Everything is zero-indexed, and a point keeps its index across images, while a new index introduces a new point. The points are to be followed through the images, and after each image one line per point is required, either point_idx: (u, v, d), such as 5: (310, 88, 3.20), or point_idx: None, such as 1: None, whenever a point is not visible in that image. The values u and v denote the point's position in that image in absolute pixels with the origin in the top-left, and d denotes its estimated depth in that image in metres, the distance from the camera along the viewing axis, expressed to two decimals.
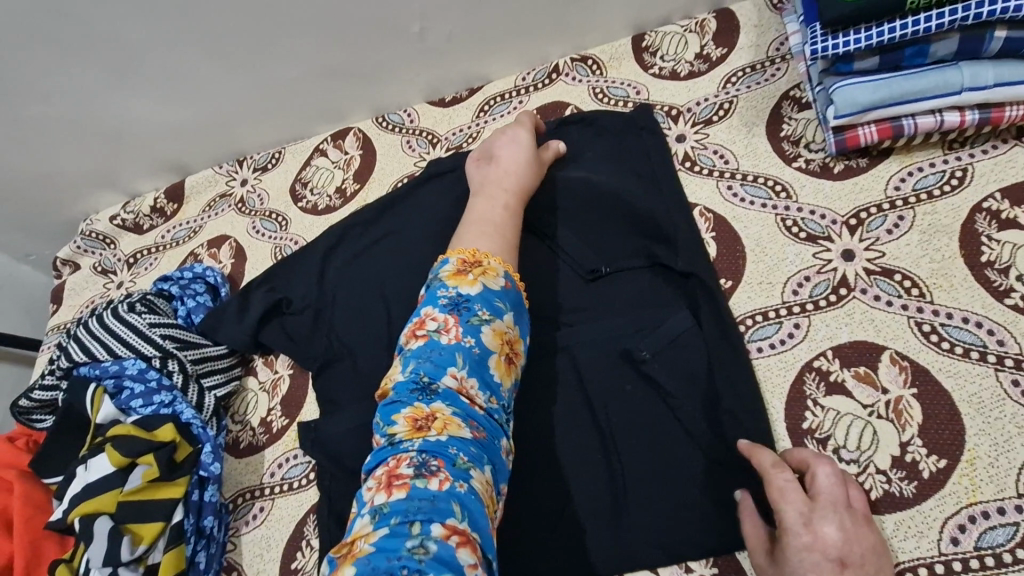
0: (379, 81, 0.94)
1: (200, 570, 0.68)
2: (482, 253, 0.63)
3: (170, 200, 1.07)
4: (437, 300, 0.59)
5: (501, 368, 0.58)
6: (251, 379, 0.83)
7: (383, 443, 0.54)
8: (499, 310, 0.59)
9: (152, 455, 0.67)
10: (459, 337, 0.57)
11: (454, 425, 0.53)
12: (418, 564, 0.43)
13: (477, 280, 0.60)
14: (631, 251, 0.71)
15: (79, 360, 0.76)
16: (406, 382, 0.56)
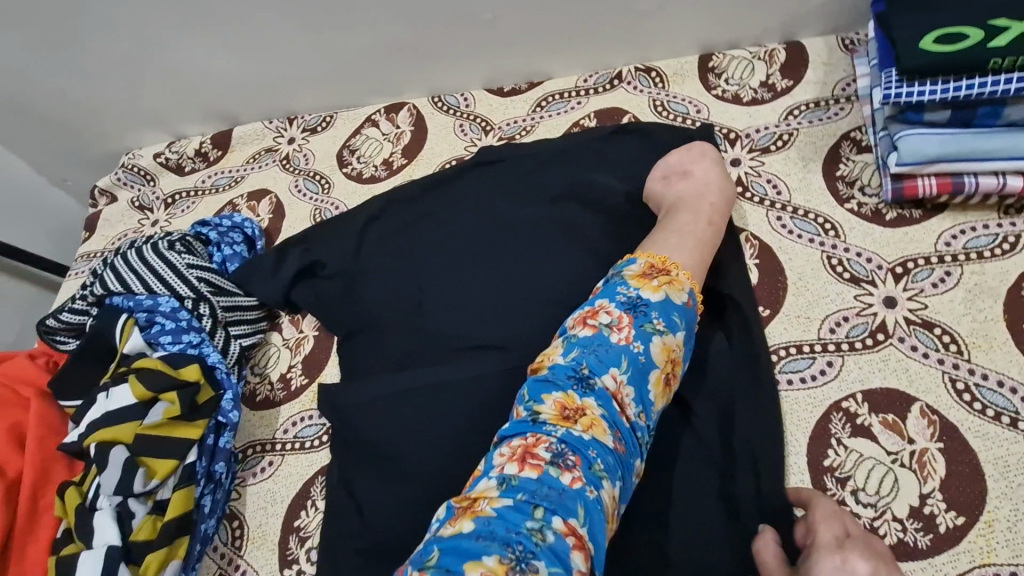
0: (441, 61, 0.94)
1: (205, 512, 0.67)
2: (672, 263, 0.61)
3: (214, 146, 1.06)
4: (615, 295, 0.60)
5: (659, 386, 0.57)
6: (275, 334, 0.83)
7: (526, 416, 0.55)
8: (675, 325, 0.58)
9: (176, 393, 0.68)
10: (629, 340, 0.56)
11: (600, 430, 0.53)
12: (534, 547, 0.47)
13: (661, 289, 0.59)
14: None
15: (114, 289, 0.77)
16: (566, 367, 0.56)
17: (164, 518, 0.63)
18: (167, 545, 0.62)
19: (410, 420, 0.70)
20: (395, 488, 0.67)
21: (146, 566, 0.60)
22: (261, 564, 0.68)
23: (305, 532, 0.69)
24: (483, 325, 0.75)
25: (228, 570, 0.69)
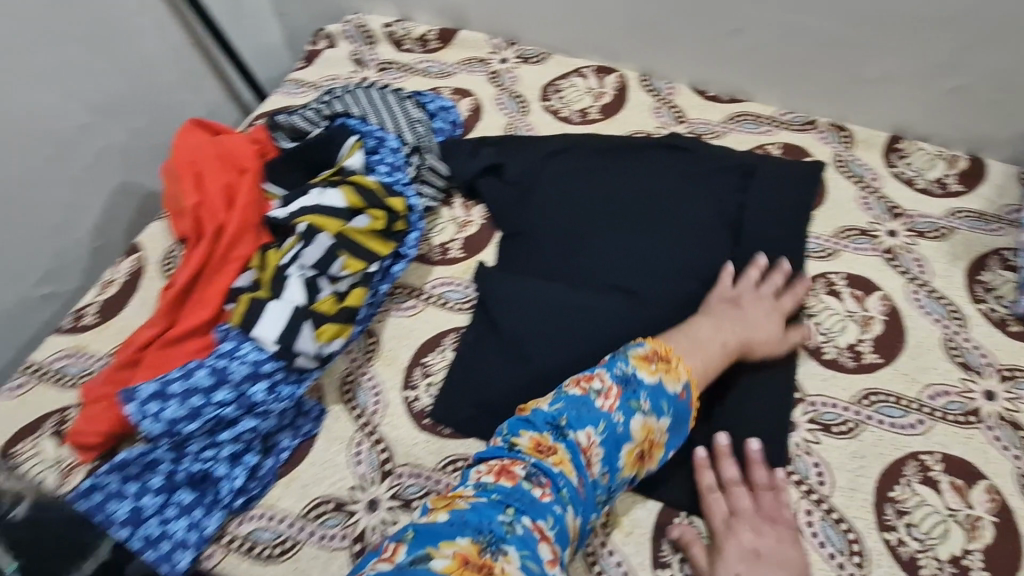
0: (667, 47, 1.05)
1: (361, 318, 0.76)
2: (673, 355, 0.69)
3: (437, 38, 1.16)
4: (614, 367, 0.68)
5: (630, 457, 0.64)
6: (446, 210, 0.93)
7: (504, 444, 0.64)
8: (658, 409, 0.66)
9: (383, 213, 0.78)
10: (612, 408, 0.65)
11: (568, 468, 0.62)
12: (503, 536, 0.56)
13: (656, 374, 0.67)
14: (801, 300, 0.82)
15: (351, 112, 0.87)
16: (548, 414, 0.65)
17: (342, 303, 0.73)
18: (341, 324, 0.71)
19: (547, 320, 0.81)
20: (520, 371, 0.77)
21: (323, 331, 0.70)
22: (385, 379, 0.78)
23: (430, 369, 0.79)
24: (630, 273, 0.85)
25: (356, 373, 0.79)
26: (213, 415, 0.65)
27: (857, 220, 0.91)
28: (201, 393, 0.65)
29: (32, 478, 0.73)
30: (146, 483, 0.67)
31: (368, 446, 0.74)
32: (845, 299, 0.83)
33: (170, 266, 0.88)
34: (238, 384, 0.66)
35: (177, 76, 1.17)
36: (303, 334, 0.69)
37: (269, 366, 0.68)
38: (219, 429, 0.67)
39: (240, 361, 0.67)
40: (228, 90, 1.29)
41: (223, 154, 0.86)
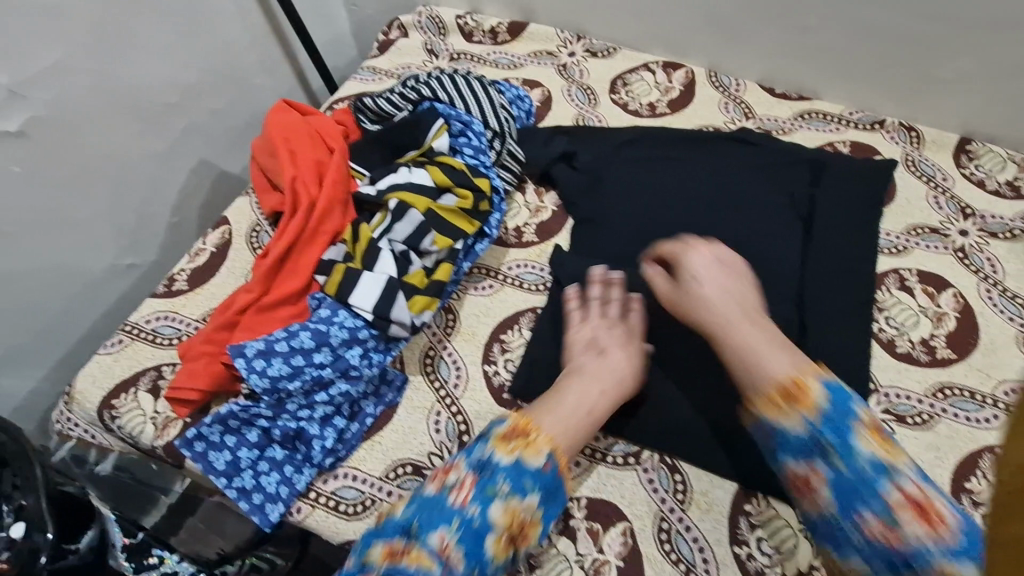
0: (738, 44, 1.06)
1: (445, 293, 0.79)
2: (535, 425, 0.66)
3: (507, 31, 1.19)
4: (471, 453, 0.65)
5: (499, 546, 0.61)
6: (520, 195, 0.96)
7: (356, 564, 0.60)
8: (522, 489, 0.62)
9: (470, 193, 0.81)
10: (466, 501, 0.61)
11: (426, 568, 0.58)
12: None
13: (514, 452, 0.64)
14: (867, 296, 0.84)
15: (437, 97, 0.90)
16: (399, 521, 0.61)
17: (431, 277, 0.76)
18: (430, 297, 0.74)
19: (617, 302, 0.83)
20: None
21: (414, 302, 0.73)
22: (465, 354, 0.80)
23: (508, 346, 0.81)
24: None
25: (437, 348, 0.81)
26: (312, 376, 0.69)
27: (928, 218, 0.92)
28: (303, 353, 0.69)
29: (130, 430, 0.76)
30: (243, 436, 0.70)
31: (447, 417, 0.76)
32: (917, 294, 0.84)
33: (257, 240, 0.91)
34: (335, 347, 0.70)
35: (254, 61, 1.21)
36: (398, 304, 0.72)
37: (364, 333, 0.71)
38: (314, 390, 0.71)
39: (338, 326, 0.71)
40: (298, 76, 1.33)
41: (313, 133, 0.89)
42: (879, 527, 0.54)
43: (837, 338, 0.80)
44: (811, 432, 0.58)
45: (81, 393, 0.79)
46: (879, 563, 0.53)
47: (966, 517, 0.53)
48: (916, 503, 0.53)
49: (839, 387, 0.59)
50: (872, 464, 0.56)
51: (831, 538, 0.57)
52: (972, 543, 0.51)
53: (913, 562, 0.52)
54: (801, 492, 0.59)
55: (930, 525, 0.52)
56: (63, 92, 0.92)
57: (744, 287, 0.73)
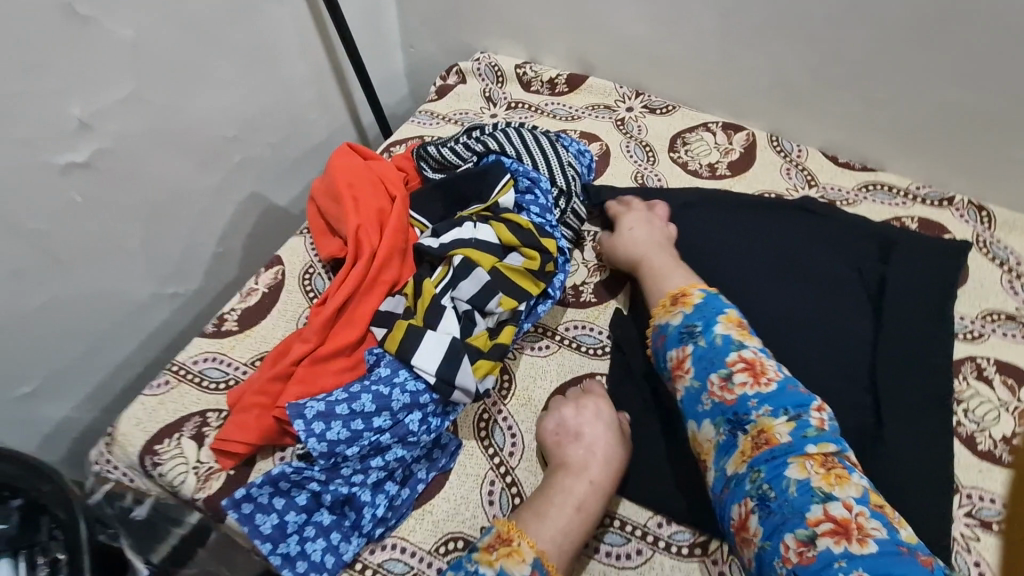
0: (803, 111, 1.05)
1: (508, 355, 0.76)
2: (517, 532, 0.63)
3: (566, 83, 1.19)
4: (455, 570, 0.61)
5: None
6: (578, 252, 0.93)
7: None
8: None
9: (536, 253, 0.79)
10: None
11: None
12: None
13: (498, 562, 0.60)
14: (946, 383, 0.80)
15: (504, 151, 0.89)
16: None
17: (495, 339, 0.73)
18: (494, 361, 0.72)
19: None
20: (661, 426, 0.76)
21: (479, 367, 0.70)
22: (522, 419, 0.77)
23: None
24: (768, 335, 0.83)
25: (491, 411, 0.78)
26: (371, 441, 0.66)
27: (1003, 304, 0.89)
28: (363, 417, 0.66)
29: (172, 479, 0.73)
30: (291, 499, 0.67)
31: (501, 487, 0.72)
32: (997, 387, 0.81)
33: (310, 284, 0.89)
34: (396, 411, 0.67)
35: (311, 97, 1.22)
36: (464, 369, 0.69)
37: (425, 397, 0.68)
38: (369, 455, 0.68)
39: (401, 389, 0.68)
40: (351, 112, 1.34)
41: (376, 180, 0.89)
42: (717, 382, 0.68)
43: (913, 429, 0.76)
44: (686, 322, 0.73)
45: (124, 435, 0.76)
46: (720, 417, 0.67)
47: (790, 379, 0.69)
48: (748, 363, 0.68)
49: (712, 291, 0.76)
50: (723, 339, 0.71)
51: (687, 402, 0.70)
52: (799, 403, 0.66)
53: (748, 414, 0.66)
54: (676, 374, 0.72)
55: (757, 381, 0.67)
56: (133, 124, 0.93)
57: (631, 220, 0.88)
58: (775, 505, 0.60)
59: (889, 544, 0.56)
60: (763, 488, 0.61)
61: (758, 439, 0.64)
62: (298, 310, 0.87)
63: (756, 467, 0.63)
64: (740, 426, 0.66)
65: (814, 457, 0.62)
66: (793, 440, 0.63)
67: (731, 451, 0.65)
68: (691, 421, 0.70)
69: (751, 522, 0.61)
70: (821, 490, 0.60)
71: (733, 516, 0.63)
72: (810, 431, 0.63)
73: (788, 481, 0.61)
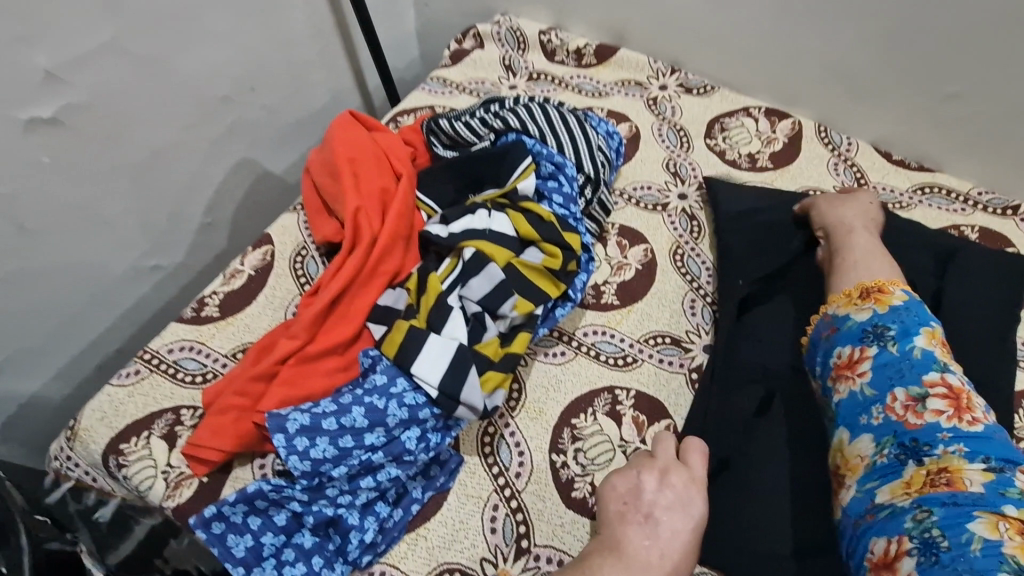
0: (859, 100, 0.94)
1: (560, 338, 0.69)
2: None
3: (594, 54, 1.07)
4: None
5: None
6: (600, 247, 0.84)
7: None
8: None
9: (558, 250, 0.69)
10: None
11: None
12: None
13: None
14: (1004, 419, 0.72)
15: (526, 130, 0.79)
16: None
17: (506, 348, 0.65)
18: (504, 372, 0.63)
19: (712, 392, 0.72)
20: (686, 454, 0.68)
21: (487, 379, 0.61)
22: (531, 435, 0.69)
23: (579, 433, 0.70)
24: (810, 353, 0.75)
25: (497, 424, 0.70)
26: (361, 460, 0.58)
27: None
28: (353, 433, 0.58)
29: (138, 484, 0.65)
30: (270, 518, 0.60)
31: (505, 513, 0.64)
32: None
33: (302, 267, 0.80)
34: (391, 428, 0.59)
35: (313, 55, 1.11)
36: (469, 383, 0.60)
37: (425, 412, 0.60)
38: (359, 474, 0.60)
39: (398, 403, 0.60)
40: (356, 74, 1.22)
41: (380, 155, 0.79)
42: (903, 400, 0.57)
43: None
44: (877, 321, 0.62)
45: (86, 430, 0.68)
46: (891, 438, 0.57)
47: (999, 428, 0.56)
48: (950, 392, 0.57)
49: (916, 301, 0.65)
50: (923, 355, 0.59)
51: (851, 410, 0.60)
52: (1006, 457, 0.53)
53: (932, 446, 0.54)
54: (846, 377, 0.62)
55: (959, 416, 0.55)
56: (110, 77, 0.82)
57: (859, 202, 0.80)
58: (945, 556, 0.48)
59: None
60: (932, 533, 0.50)
61: (938, 476, 0.52)
62: (286, 298, 0.78)
63: (925, 505, 0.52)
64: (915, 454, 0.55)
65: (1011, 521, 0.49)
66: (987, 492, 0.51)
67: (893, 477, 0.55)
68: (846, 430, 0.60)
69: (900, 563, 0.50)
70: (1013, 559, 0.47)
71: (874, 550, 0.53)
72: (1013, 491, 0.51)
73: (970, 535, 0.49)
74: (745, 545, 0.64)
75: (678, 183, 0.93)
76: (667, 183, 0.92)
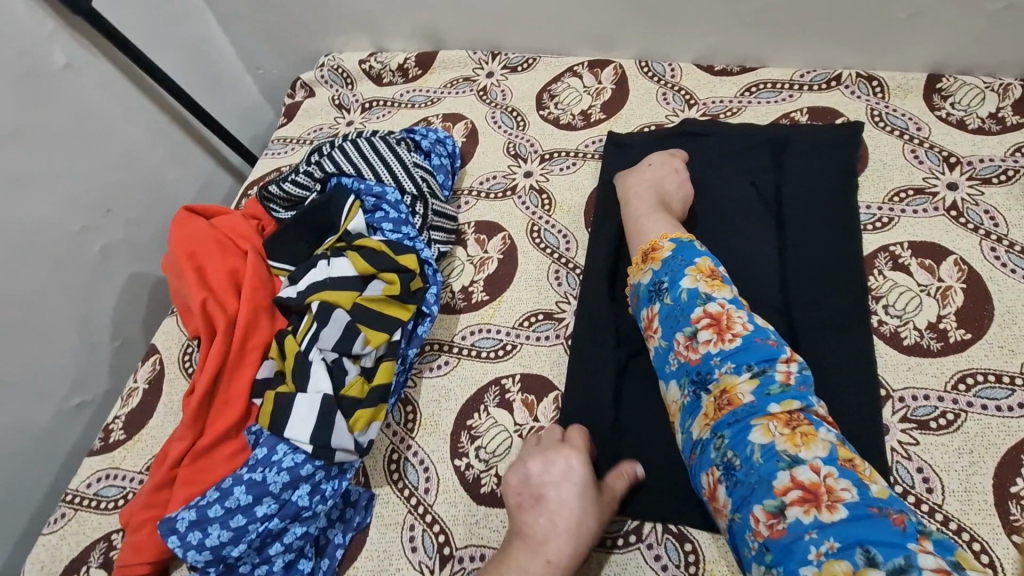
0: (667, 26, 0.96)
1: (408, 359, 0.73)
2: None
3: (417, 65, 1.09)
4: None
5: None
6: (461, 250, 0.87)
7: None
8: None
9: (396, 275, 0.72)
10: None
11: None
12: None
13: None
14: (861, 285, 0.75)
15: (345, 171, 0.83)
16: None
17: (371, 383, 0.68)
18: (374, 406, 0.67)
19: (590, 352, 0.76)
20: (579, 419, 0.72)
21: (357, 420, 0.66)
22: (432, 449, 0.73)
23: (476, 432, 0.73)
24: None
25: (400, 448, 0.73)
26: (259, 532, 0.63)
27: (910, 178, 0.82)
28: (242, 511, 0.63)
29: None
30: None
31: (422, 529, 0.68)
32: (915, 272, 0.75)
33: (190, 362, 0.84)
34: (278, 493, 0.64)
35: (161, 157, 1.13)
36: (337, 428, 0.65)
37: (307, 468, 0.64)
38: (267, 543, 0.65)
39: (277, 469, 0.64)
40: (214, 156, 1.24)
41: (222, 238, 0.81)
42: (683, 341, 0.63)
43: (835, 345, 0.71)
44: (654, 280, 0.68)
45: None
46: (686, 378, 0.63)
47: (760, 327, 0.62)
48: (713, 318, 0.63)
49: (684, 241, 0.70)
50: (689, 294, 0.65)
51: (659, 362, 0.66)
52: (766, 357, 0.59)
53: (711, 373, 0.61)
54: (647, 334, 0.68)
55: (721, 337, 0.61)
56: None
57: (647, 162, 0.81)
58: (740, 473, 0.55)
59: (859, 507, 0.50)
60: (728, 455, 0.57)
61: (721, 400, 0.59)
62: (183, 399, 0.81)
63: (720, 431, 0.58)
64: (703, 386, 0.61)
65: (778, 418, 0.56)
66: (756, 400, 0.57)
67: (695, 413, 0.61)
68: (661, 381, 0.66)
69: (719, 493, 0.57)
70: (786, 454, 0.54)
71: (702, 484, 0.59)
72: (775, 388, 0.58)
73: (753, 446, 0.56)
74: (647, 486, 0.67)
75: (521, 162, 0.95)
76: (511, 167, 0.95)
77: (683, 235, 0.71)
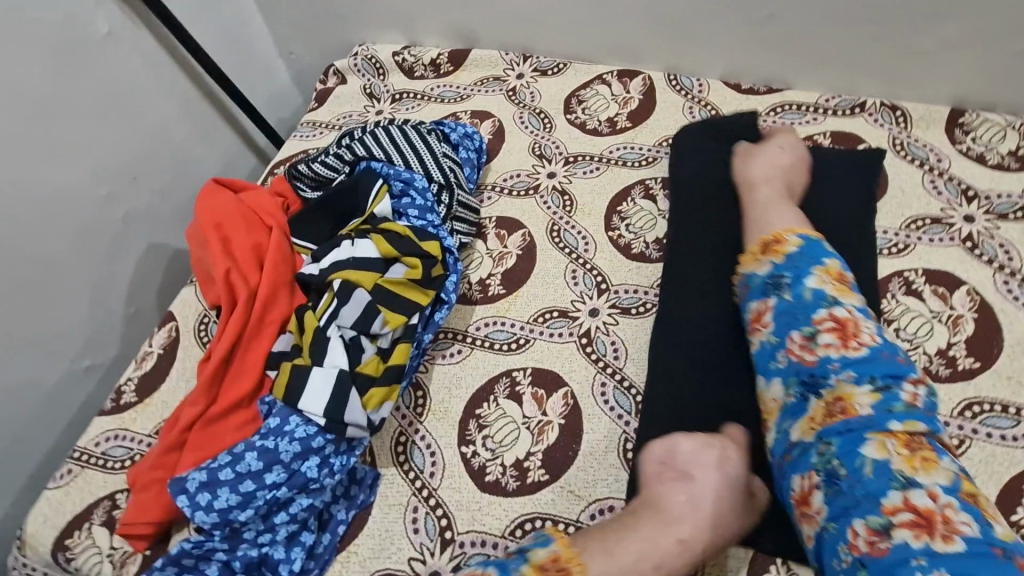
0: (697, 42, 0.98)
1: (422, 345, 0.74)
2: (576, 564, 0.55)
3: (449, 61, 1.11)
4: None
5: None
6: (480, 243, 0.89)
7: None
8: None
9: (418, 260, 0.74)
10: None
11: None
12: None
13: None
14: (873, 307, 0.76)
15: (374, 155, 0.85)
16: None
17: (387, 362, 0.69)
18: (388, 386, 0.68)
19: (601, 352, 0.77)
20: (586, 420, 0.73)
21: (371, 397, 0.67)
22: (439, 435, 0.73)
23: (484, 421, 0.74)
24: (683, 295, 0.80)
25: (408, 432, 0.74)
26: (267, 498, 0.64)
27: (928, 208, 0.84)
28: (252, 477, 0.64)
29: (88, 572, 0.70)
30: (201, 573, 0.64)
31: (425, 511, 0.69)
32: (928, 298, 0.76)
33: (205, 332, 0.85)
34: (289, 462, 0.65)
35: (189, 132, 1.14)
36: (351, 403, 0.66)
37: (318, 440, 0.66)
38: (273, 512, 0.66)
39: (290, 439, 0.66)
40: (240, 135, 1.26)
41: (248, 213, 0.82)
42: (800, 340, 0.63)
43: None
44: (774, 274, 0.68)
45: (32, 535, 0.72)
46: (795, 378, 0.62)
47: (886, 343, 0.62)
48: (838, 324, 0.62)
49: (810, 240, 0.69)
50: (814, 294, 0.64)
51: (763, 357, 0.66)
52: (892, 374, 0.58)
53: (827, 378, 0.60)
54: (755, 326, 0.68)
55: (845, 344, 0.61)
56: None
57: (774, 149, 0.84)
58: (845, 484, 0.55)
59: (980, 544, 0.49)
60: (834, 464, 0.56)
61: (834, 406, 0.58)
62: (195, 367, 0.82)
63: (826, 437, 0.57)
64: (815, 390, 0.60)
65: (897, 437, 0.55)
66: (875, 414, 0.56)
67: (801, 415, 0.60)
68: (763, 377, 0.66)
69: (814, 498, 0.56)
70: (902, 474, 0.53)
71: (793, 487, 0.59)
72: (898, 406, 0.56)
73: (864, 460, 0.55)
74: None
75: (545, 163, 0.97)
76: (535, 166, 0.96)
77: (809, 233, 0.70)
